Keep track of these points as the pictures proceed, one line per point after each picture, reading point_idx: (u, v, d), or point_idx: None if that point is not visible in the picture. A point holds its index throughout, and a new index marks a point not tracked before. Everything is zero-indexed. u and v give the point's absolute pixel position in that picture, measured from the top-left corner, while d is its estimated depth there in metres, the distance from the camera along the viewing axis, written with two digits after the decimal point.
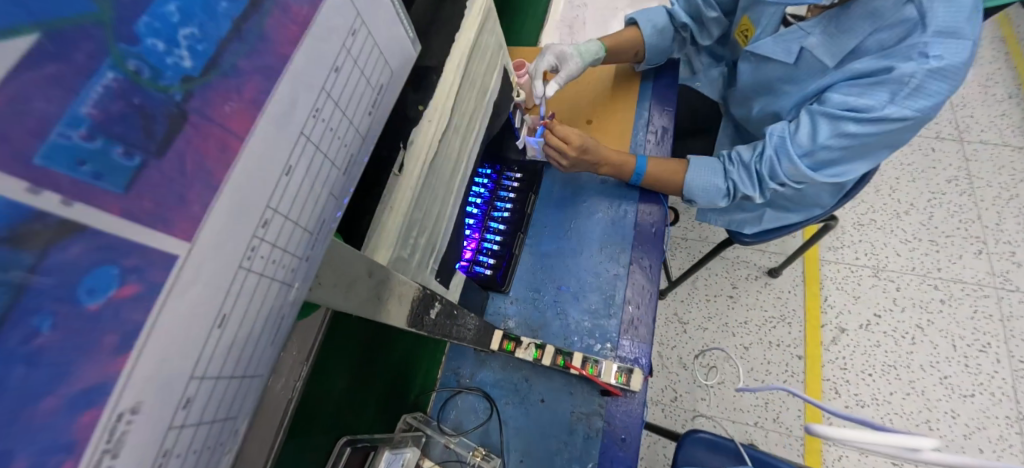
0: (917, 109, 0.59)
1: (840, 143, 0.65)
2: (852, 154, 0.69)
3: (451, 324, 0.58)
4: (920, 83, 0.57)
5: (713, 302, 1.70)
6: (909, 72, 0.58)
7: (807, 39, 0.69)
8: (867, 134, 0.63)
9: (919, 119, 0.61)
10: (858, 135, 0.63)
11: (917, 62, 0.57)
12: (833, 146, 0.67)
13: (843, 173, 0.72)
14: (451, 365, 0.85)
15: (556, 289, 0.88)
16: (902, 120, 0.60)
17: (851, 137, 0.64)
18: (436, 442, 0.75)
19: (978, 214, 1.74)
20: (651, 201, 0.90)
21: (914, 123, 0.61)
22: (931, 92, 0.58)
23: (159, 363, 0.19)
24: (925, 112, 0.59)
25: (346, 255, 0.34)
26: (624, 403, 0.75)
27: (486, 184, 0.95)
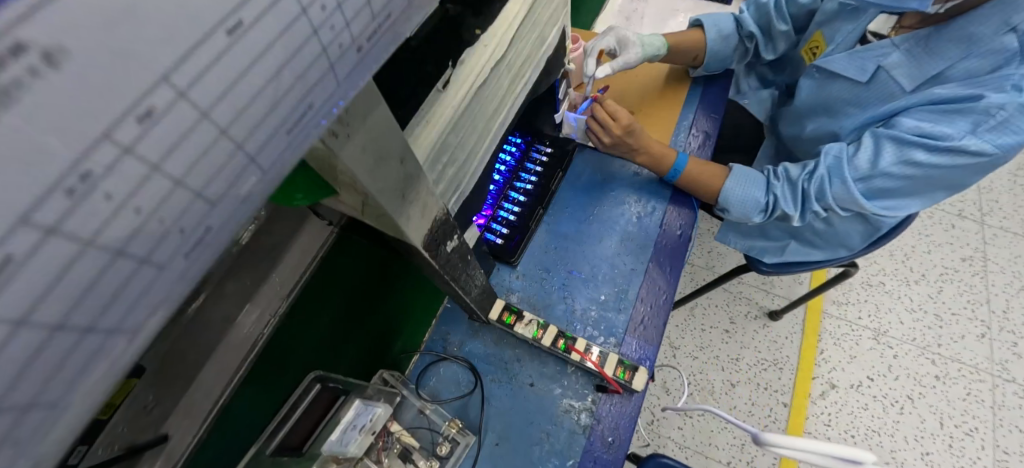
0: (998, 146, 0.55)
1: (904, 172, 0.61)
2: (910, 190, 0.65)
3: (462, 272, 0.52)
4: (1007, 117, 0.54)
5: (708, 333, 1.65)
6: (997, 102, 0.54)
7: (886, 57, 0.64)
8: (936, 166, 0.59)
9: (997, 159, 0.56)
10: (926, 166, 0.59)
11: (1008, 94, 0.54)
12: (895, 176, 0.62)
13: (893, 210, 0.67)
14: (440, 329, 0.79)
15: (566, 273, 0.81)
16: (977, 156, 0.56)
17: (918, 167, 0.60)
18: (410, 406, 0.69)
19: (987, 298, 1.71)
20: (682, 204, 0.86)
21: (989, 162, 0.57)
22: (1017, 129, 0.54)
23: (115, 5, 0.11)
24: (1005, 151, 0.55)
25: (385, 124, 0.29)
26: (619, 402, 0.70)
27: (513, 153, 0.89)
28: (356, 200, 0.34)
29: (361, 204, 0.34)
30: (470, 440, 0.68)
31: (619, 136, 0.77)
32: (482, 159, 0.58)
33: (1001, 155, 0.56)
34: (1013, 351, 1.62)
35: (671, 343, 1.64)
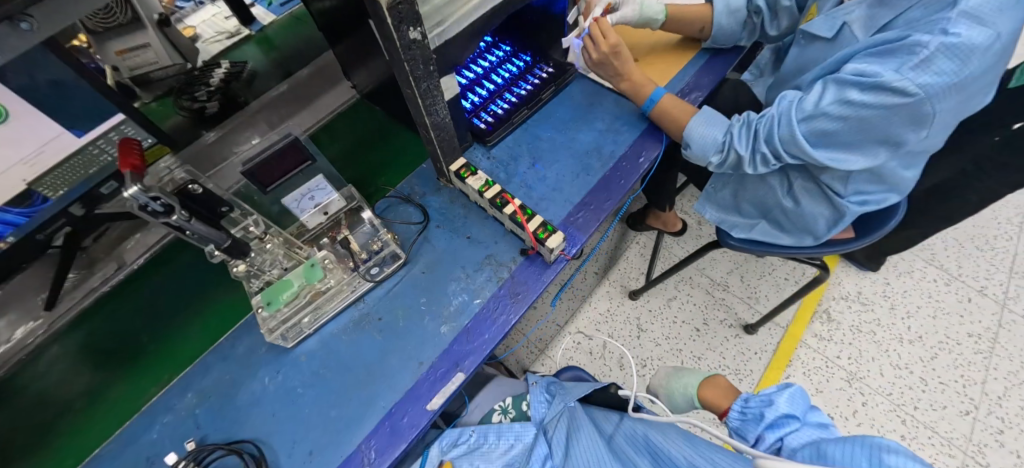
0: (923, 85, 0.60)
1: (839, 111, 0.67)
2: (848, 138, 0.70)
3: (424, 78, 0.64)
4: (930, 55, 0.60)
5: (678, 327, 1.68)
6: (923, 41, 0.60)
7: (850, 14, 0.73)
8: (867, 105, 0.65)
9: (922, 103, 0.62)
10: (858, 104, 0.65)
11: (935, 36, 0.60)
12: (832, 115, 0.68)
13: (831, 160, 0.72)
14: (411, 181, 0.91)
15: (529, 165, 0.90)
16: (902, 95, 0.62)
17: (851, 106, 0.66)
18: (361, 223, 0.82)
19: (985, 378, 1.60)
20: (652, 138, 0.93)
21: (915, 105, 0.62)
22: (938, 69, 0.60)
23: None
24: (929, 94, 0.61)
25: None
26: (536, 267, 0.78)
27: (518, 67, 1.02)
28: None
29: None
30: (399, 257, 0.79)
31: (605, 53, 0.88)
32: (472, 16, 0.70)
33: (925, 98, 0.61)
34: (994, 438, 1.50)
35: (640, 324, 1.69)
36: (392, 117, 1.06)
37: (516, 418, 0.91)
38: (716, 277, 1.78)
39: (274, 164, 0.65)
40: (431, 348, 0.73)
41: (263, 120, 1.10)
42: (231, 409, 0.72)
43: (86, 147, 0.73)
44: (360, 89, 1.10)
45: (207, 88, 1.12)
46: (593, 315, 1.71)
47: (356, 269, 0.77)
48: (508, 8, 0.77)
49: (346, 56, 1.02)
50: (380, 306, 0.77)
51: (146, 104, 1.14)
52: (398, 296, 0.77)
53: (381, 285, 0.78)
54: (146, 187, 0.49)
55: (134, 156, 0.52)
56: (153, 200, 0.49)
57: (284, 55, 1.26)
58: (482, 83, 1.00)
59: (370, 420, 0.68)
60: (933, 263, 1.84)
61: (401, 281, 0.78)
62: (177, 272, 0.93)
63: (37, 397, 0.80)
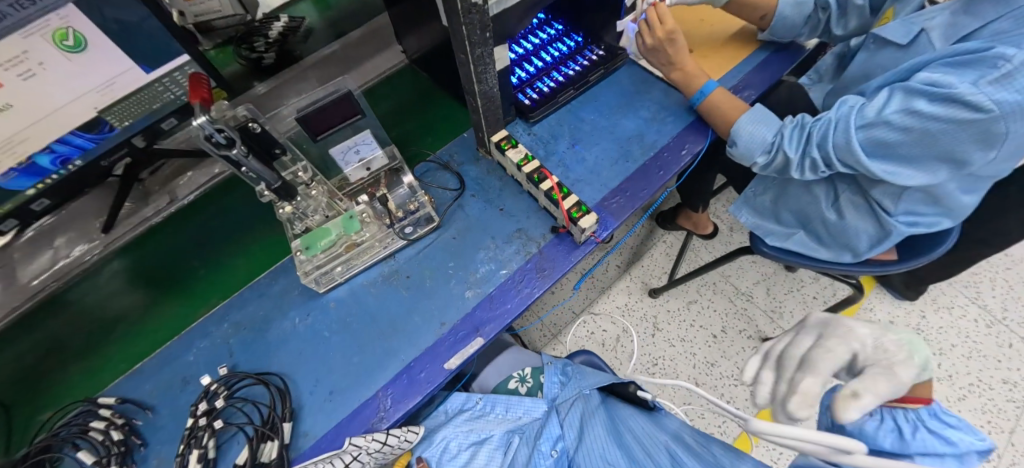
0: (1000, 103, 0.57)
1: (903, 121, 0.64)
2: (906, 152, 0.67)
3: (478, 44, 0.65)
4: (1013, 70, 0.56)
5: (694, 331, 1.66)
6: (1007, 55, 0.57)
7: (929, 21, 0.70)
8: (934, 117, 0.62)
9: (995, 121, 0.59)
10: (925, 115, 0.62)
11: (1021, 50, 0.57)
12: (895, 125, 0.66)
13: (885, 173, 0.70)
14: (451, 150, 0.92)
15: (568, 145, 0.90)
16: (975, 110, 0.59)
17: (916, 117, 0.63)
18: (399, 184, 0.84)
19: (1015, 428, 1.53)
20: (698, 132, 0.91)
21: (987, 123, 0.59)
22: (1020, 86, 0.57)
23: None
24: (1004, 112, 0.58)
25: None
26: (565, 246, 0.79)
27: (570, 46, 1.01)
28: None
29: None
30: (432, 221, 0.81)
31: (660, 39, 0.86)
32: None
33: (1000, 117, 0.58)
34: None
35: (656, 322, 1.68)
36: (438, 85, 1.07)
37: (532, 389, 0.93)
38: (741, 286, 1.74)
39: (327, 113, 0.67)
40: (454, 311, 0.75)
41: (314, 76, 1.13)
42: (260, 343, 0.77)
43: (152, 83, 0.75)
44: (410, 55, 1.11)
45: (266, 40, 1.15)
46: (610, 308, 1.71)
47: (391, 226, 0.80)
48: None
49: (400, 20, 1.04)
50: (410, 265, 0.79)
51: (207, 51, 1.20)
52: (427, 258, 0.79)
53: (413, 245, 0.80)
54: (212, 119, 0.52)
55: (203, 89, 0.56)
56: (218, 132, 0.52)
57: (339, 15, 1.28)
58: (531, 59, 1.00)
59: (389, 370, 0.71)
60: (976, 301, 1.75)
61: (432, 245, 0.80)
62: (223, 212, 0.98)
63: (92, 308, 0.87)
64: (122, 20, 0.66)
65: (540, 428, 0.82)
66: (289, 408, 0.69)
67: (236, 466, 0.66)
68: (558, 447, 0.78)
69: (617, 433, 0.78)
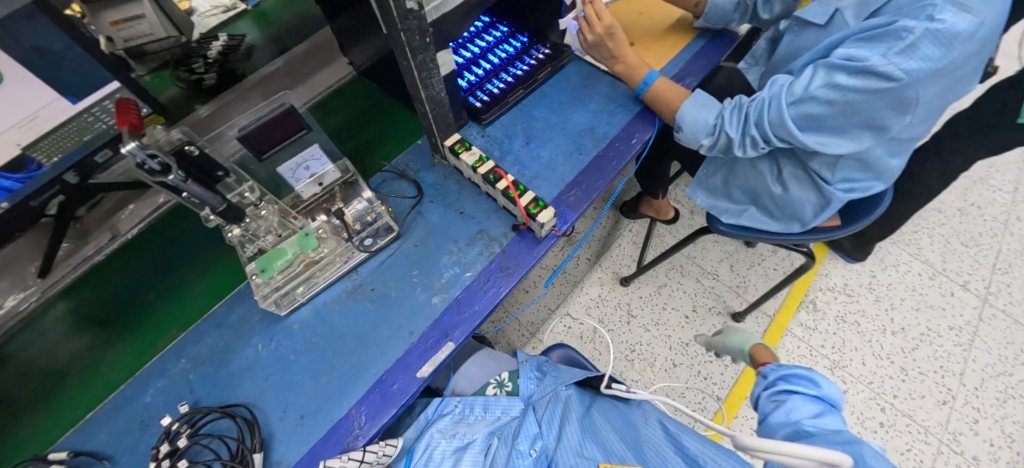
0: (906, 71, 0.62)
1: (826, 95, 0.69)
2: (833, 123, 0.72)
3: (420, 49, 0.65)
4: (915, 40, 0.61)
5: (667, 315, 1.70)
6: (908, 27, 0.62)
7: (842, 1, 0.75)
8: (853, 89, 0.67)
9: (904, 88, 0.64)
10: (845, 88, 0.67)
11: (920, 21, 0.62)
12: (820, 99, 0.70)
13: (818, 144, 0.75)
14: (406, 158, 0.92)
15: (522, 144, 0.91)
16: (887, 79, 0.64)
17: (838, 90, 0.68)
18: (355, 196, 0.83)
19: (963, 370, 1.65)
20: (646, 120, 0.94)
21: (898, 91, 0.64)
22: (922, 54, 0.62)
23: None
24: (911, 79, 0.63)
25: None
26: (528, 243, 0.80)
27: (516, 47, 1.03)
28: None
29: None
30: (392, 230, 0.80)
31: (600, 34, 0.88)
32: None
33: (907, 84, 0.63)
34: (969, 427, 1.56)
35: (630, 310, 1.71)
36: (388, 94, 1.06)
37: (512, 391, 0.93)
38: (707, 266, 1.80)
39: (269, 130, 0.65)
40: (422, 318, 0.74)
41: (258, 94, 1.10)
42: (224, 375, 0.74)
43: (81, 114, 0.71)
44: (357, 66, 1.10)
45: (205, 60, 1.11)
46: (584, 301, 1.73)
47: (349, 239, 0.78)
48: None
49: (343, 31, 1.02)
50: (373, 277, 0.78)
51: (141, 77, 1.16)
52: (390, 269, 0.78)
53: (374, 257, 0.79)
54: (143, 145, 0.50)
55: (131, 115, 0.53)
56: (151, 158, 0.50)
57: (281, 31, 1.26)
58: (479, 62, 1.01)
59: (361, 386, 0.70)
60: (918, 257, 1.88)
61: (394, 255, 0.79)
62: (172, 243, 0.94)
63: (33, 359, 0.81)
64: (36, 49, 0.62)
65: (518, 427, 0.82)
66: (260, 438, 0.67)
67: None
68: (537, 446, 0.78)
69: (591, 429, 0.80)
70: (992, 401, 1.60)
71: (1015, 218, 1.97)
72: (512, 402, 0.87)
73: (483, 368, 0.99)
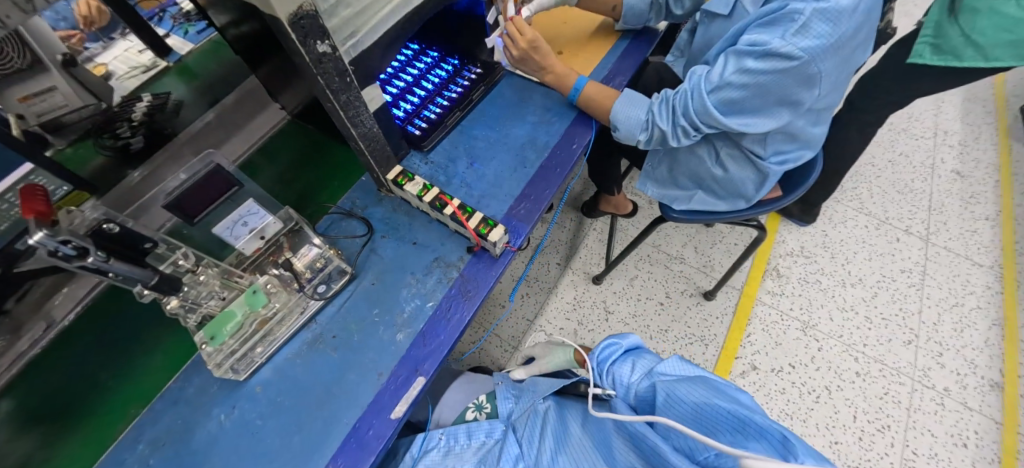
0: (804, 49, 0.67)
1: (739, 80, 0.73)
2: (750, 104, 0.76)
3: (342, 90, 0.64)
4: (807, 20, 0.66)
5: (643, 305, 1.73)
6: (799, 9, 0.66)
7: None
8: (761, 72, 0.71)
9: (806, 65, 0.68)
10: (754, 72, 0.71)
11: (809, 3, 0.66)
12: (734, 84, 0.74)
13: (741, 125, 0.79)
14: (352, 196, 0.90)
15: (467, 165, 0.91)
16: (789, 59, 0.68)
17: (748, 75, 0.72)
18: (303, 244, 0.81)
19: (920, 309, 1.75)
20: (583, 125, 0.96)
21: (801, 68, 0.68)
22: (816, 33, 0.66)
23: None
24: (809, 56, 0.67)
25: None
26: (485, 263, 0.79)
27: (447, 70, 1.03)
28: None
29: None
30: (345, 272, 0.78)
31: (524, 49, 0.90)
32: (385, 24, 0.70)
33: (807, 61, 0.67)
34: (935, 361, 1.65)
35: (606, 307, 1.73)
36: (326, 133, 1.04)
37: (491, 413, 0.92)
38: (672, 251, 1.85)
39: (197, 191, 0.63)
40: (388, 358, 0.72)
41: (190, 152, 1.05)
42: (188, 454, 0.69)
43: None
44: (290, 110, 1.07)
45: (130, 124, 1.06)
46: (561, 306, 1.74)
47: (302, 290, 0.76)
48: (421, 15, 0.78)
49: (269, 77, 1.00)
50: (332, 325, 0.76)
51: (61, 151, 1.09)
52: (349, 312, 0.77)
53: (331, 303, 0.77)
54: (54, 232, 0.47)
55: (39, 202, 0.50)
56: (63, 243, 0.47)
57: (207, 82, 1.22)
58: (413, 90, 1.00)
59: (335, 439, 0.68)
60: (862, 211, 1.99)
61: (352, 297, 0.78)
62: (117, 321, 0.89)
63: None
64: None
65: (500, 449, 0.82)
66: None
67: None
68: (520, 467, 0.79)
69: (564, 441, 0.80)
70: (951, 333, 1.71)
71: (940, 161, 2.12)
72: (494, 427, 0.86)
73: (461, 394, 0.98)
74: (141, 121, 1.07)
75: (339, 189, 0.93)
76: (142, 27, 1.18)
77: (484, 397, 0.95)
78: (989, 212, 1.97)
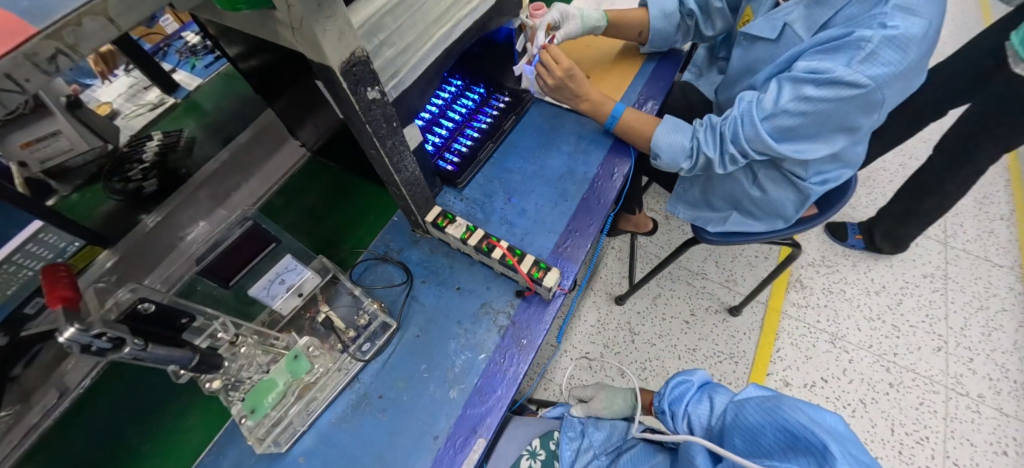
0: (871, 77, 0.64)
1: (796, 106, 0.70)
2: (805, 130, 0.73)
3: (388, 136, 0.59)
4: (875, 48, 0.63)
5: (668, 325, 1.69)
6: (866, 36, 0.64)
7: (789, 15, 0.77)
8: (823, 98, 0.68)
9: (871, 92, 0.65)
10: (815, 99, 0.68)
11: (875, 30, 0.64)
12: (791, 110, 0.71)
13: (794, 150, 0.75)
14: (385, 238, 0.85)
15: (505, 200, 0.87)
16: (853, 86, 0.65)
17: (807, 101, 0.69)
18: (342, 296, 0.76)
19: (946, 314, 1.73)
20: (621, 154, 0.93)
21: (865, 96, 0.66)
22: (884, 60, 0.63)
23: None
24: (876, 84, 0.65)
25: None
26: (536, 308, 0.75)
27: (474, 99, 0.99)
28: (282, 5, 0.41)
29: (285, 10, 0.41)
30: (389, 326, 0.73)
31: (559, 77, 0.86)
32: (425, 62, 0.66)
33: (873, 88, 0.65)
34: (967, 367, 1.62)
35: (631, 328, 1.68)
36: (350, 170, 1.00)
37: (546, 460, 0.87)
38: (693, 266, 1.82)
39: (234, 252, 0.59)
40: (443, 419, 0.67)
41: (207, 195, 1.00)
42: None
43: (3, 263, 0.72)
44: (309, 146, 1.02)
45: (141, 166, 1.01)
46: (585, 330, 1.69)
47: (345, 349, 0.71)
48: (458, 49, 0.73)
49: (287, 113, 0.95)
50: (378, 384, 0.70)
51: (65, 197, 1.04)
52: (395, 369, 0.71)
53: (375, 360, 0.72)
54: (86, 325, 0.41)
55: (62, 285, 0.45)
56: (98, 337, 0.41)
57: (219, 119, 1.17)
58: (440, 122, 0.96)
59: None
60: None
61: (396, 351, 0.72)
62: (135, 385, 0.82)
63: None
64: None
65: None
66: None
67: None
68: None
69: None
70: (979, 338, 1.68)
71: None
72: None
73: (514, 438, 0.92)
74: (153, 163, 1.02)
75: (371, 232, 0.88)
76: (149, 64, 1.14)
77: (537, 439, 0.90)
78: (1004, 212, 1.96)
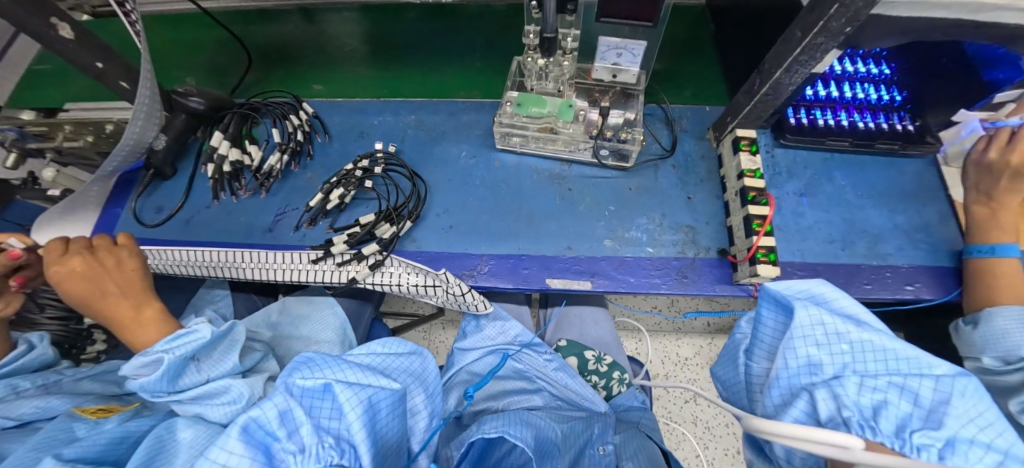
0: (985, 447, 0.34)
1: (804, 359, 0.41)
2: (791, 290, 0.46)
3: (824, 35, 0.55)
4: None
5: (714, 443, 1.14)
6: None
7: None
8: (871, 374, 0.39)
9: (935, 384, 0.37)
10: (847, 388, 0.39)
11: None
12: (785, 390, 0.43)
13: (754, 339, 0.49)
14: (684, 112, 0.87)
15: (795, 193, 0.82)
16: (932, 428, 0.36)
17: (832, 387, 0.40)
18: (627, 106, 0.80)
19: None
20: (944, 281, 0.74)
21: (939, 379, 0.37)
22: None
23: None
24: (981, 421, 0.35)
25: None
26: (722, 273, 0.73)
27: (877, 97, 0.86)
28: None
29: None
30: (624, 163, 0.80)
31: (1008, 162, 0.69)
32: (922, 16, 0.56)
33: (948, 374, 0.37)
34: None
35: (694, 401, 1.19)
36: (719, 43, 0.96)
37: (603, 372, 0.81)
38: None
39: (630, 5, 0.64)
40: (586, 245, 0.75)
41: None
42: (427, 151, 0.85)
43: None
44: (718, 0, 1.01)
45: None
46: (668, 347, 1.26)
47: (593, 139, 0.77)
48: (957, 38, 0.60)
49: None
50: (578, 181, 0.80)
51: None
52: (596, 188, 0.79)
53: (593, 168, 0.81)
54: None
55: None
56: None
57: None
58: (827, 83, 0.87)
59: (504, 245, 0.76)
60: None
61: (609, 180, 0.80)
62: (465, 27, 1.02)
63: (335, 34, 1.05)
64: None
65: (540, 374, 0.79)
66: (417, 212, 0.77)
67: (360, 220, 0.76)
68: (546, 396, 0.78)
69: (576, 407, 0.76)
70: None
71: None
72: (570, 368, 0.78)
73: (598, 338, 0.88)
74: None
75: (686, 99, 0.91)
76: None
77: (609, 356, 0.84)
78: None
